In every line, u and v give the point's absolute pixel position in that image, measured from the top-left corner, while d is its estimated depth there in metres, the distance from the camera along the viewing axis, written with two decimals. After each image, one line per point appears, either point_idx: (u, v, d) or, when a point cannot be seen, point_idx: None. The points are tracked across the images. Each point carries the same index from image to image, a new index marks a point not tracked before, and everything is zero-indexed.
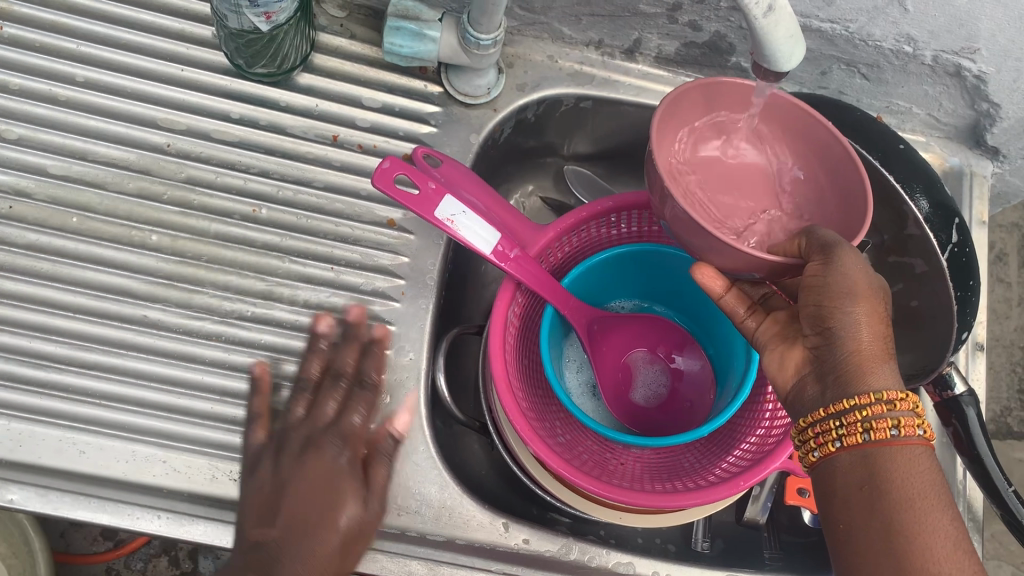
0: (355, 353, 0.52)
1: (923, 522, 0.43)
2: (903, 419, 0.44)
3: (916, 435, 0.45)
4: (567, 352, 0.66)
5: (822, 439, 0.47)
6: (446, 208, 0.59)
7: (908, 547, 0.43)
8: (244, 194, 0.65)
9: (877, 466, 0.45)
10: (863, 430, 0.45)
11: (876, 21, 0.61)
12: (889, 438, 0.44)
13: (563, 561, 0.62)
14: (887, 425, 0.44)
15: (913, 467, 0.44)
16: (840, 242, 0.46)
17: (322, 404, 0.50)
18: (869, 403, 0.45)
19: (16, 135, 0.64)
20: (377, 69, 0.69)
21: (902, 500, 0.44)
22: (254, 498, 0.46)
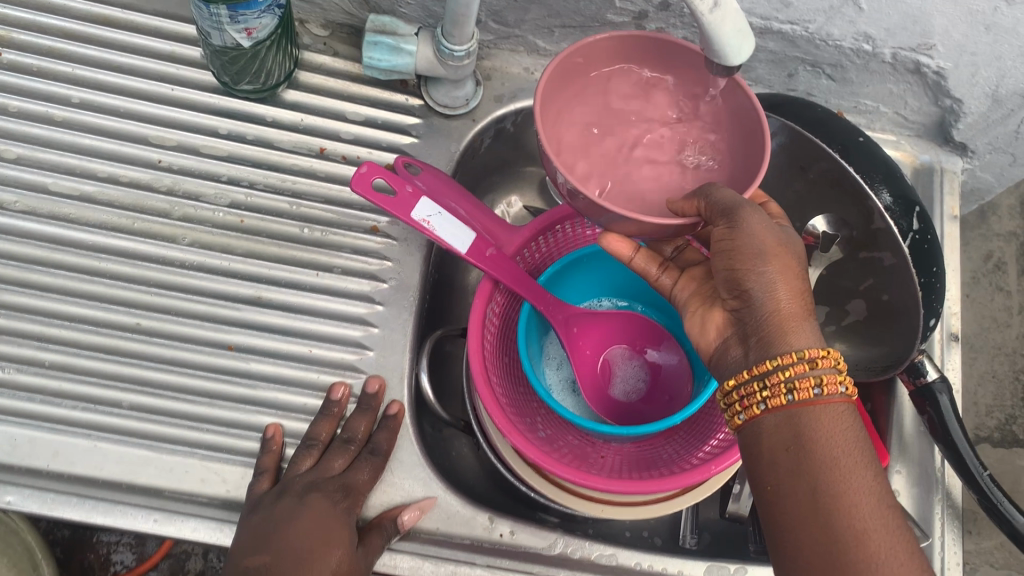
0: (359, 419, 0.63)
1: (847, 477, 0.44)
2: (825, 377, 0.46)
3: (837, 393, 0.46)
4: (547, 350, 0.68)
5: (747, 403, 0.48)
6: (421, 209, 0.62)
7: (835, 505, 0.44)
8: (233, 206, 0.68)
9: (801, 424, 0.46)
10: (788, 391, 0.46)
11: (833, 21, 0.63)
12: (811, 397, 0.46)
13: (546, 554, 0.63)
14: (810, 384, 0.46)
15: (835, 424, 0.46)
16: (741, 205, 0.47)
17: (330, 459, 0.61)
18: (792, 363, 0.46)
19: (14, 154, 0.67)
20: (359, 84, 0.72)
21: (827, 458, 0.45)
22: (253, 534, 0.57)
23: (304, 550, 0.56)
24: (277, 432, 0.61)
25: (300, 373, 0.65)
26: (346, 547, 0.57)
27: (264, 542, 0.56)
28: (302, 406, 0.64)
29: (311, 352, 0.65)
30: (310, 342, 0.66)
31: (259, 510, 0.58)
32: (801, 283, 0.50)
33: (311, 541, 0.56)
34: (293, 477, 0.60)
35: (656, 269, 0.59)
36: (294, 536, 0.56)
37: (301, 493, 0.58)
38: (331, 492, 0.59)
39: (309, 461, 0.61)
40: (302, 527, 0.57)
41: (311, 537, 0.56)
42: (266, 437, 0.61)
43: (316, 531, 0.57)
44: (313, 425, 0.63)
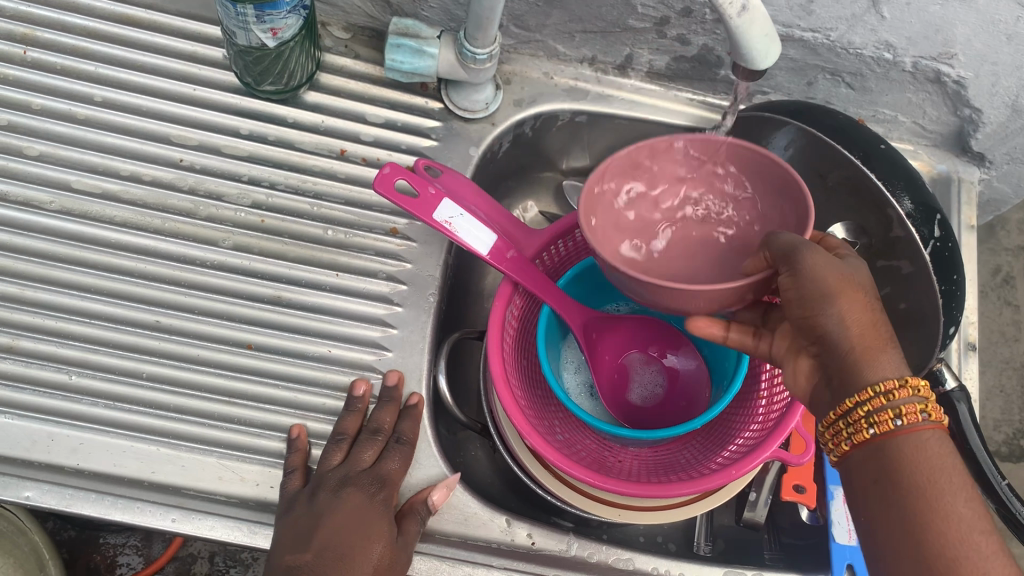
0: (384, 414, 0.62)
1: (942, 496, 0.42)
2: (905, 407, 0.44)
3: (921, 421, 0.44)
4: (566, 353, 0.68)
5: (836, 439, 0.47)
6: (444, 210, 0.61)
7: (922, 525, 0.42)
8: (253, 206, 0.68)
9: (885, 456, 0.45)
10: (867, 425, 0.45)
11: (855, 29, 0.63)
12: (894, 429, 0.44)
13: (563, 557, 0.63)
14: (889, 417, 0.44)
15: (920, 449, 0.44)
16: (799, 250, 0.45)
17: (359, 451, 0.61)
18: (868, 398, 0.44)
19: (36, 151, 0.67)
20: (380, 87, 0.73)
21: (914, 485, 0.43)
22: (291, 531, 0.57)
23: (343, 544, 0.55)
24: (300, 433, 0.61)
25: (319, 374, 0.65)
26: (384, 540, 0.56)
27: (302, 538, 0.56)
28: (320, 406, 0.64)
29: (330, 352, 0.65)
30: (329, 342, 0.66)
31: (293, 509, 0.58)
32: (871, 316, 0.46)
33: (350, 535, 0.56)
34: (322, 473, 0.60)
35: (752, 339, 0.53)
36: (331, 532, 0.56)
37: (334, 487, 0.58)
38: (365, 483, 0.59)
39: (338, 456, 0.61)
40: (340, 520, 0.56)
41: (349, 531, 0.56)
42: (289, 439, 0.61)
43: (355, 525, 0.56)
44: (338, 421, 0.62)
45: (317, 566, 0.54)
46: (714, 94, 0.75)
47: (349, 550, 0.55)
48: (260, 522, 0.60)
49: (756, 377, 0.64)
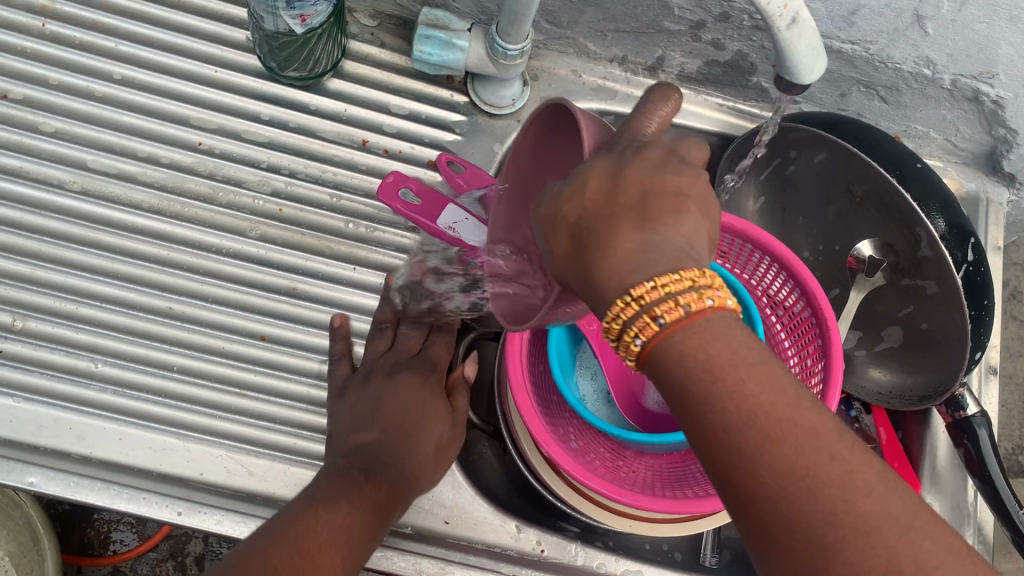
0: (427, 298, 0.66)
1: (763, 460, 0.30)
2: (686, 294, 0.31)
3: (684, 316, 0.31)
4: (581, 360, 0.67)
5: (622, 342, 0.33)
6: (446, 217, 0.60)
7: (762, 486, 0.30)
8: (272, 194, 0.67)
9: (685, 361, 0.31)
10: (631, 334, 0.32)
11: (896, 43, 0.62)
12: (656, 331, 0.31)
13: (571, 566, 0.62)
14: (649, 318, 0.32)
15: (699, 342, 0.31)
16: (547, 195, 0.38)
17: (403, 339, 0.64)
18: (618, 307, 0.32)
19: (52, 128, 0.65)
20: (405, 77, 0.71)
21: (716, 408, 0.31)
22: (355, 408, 0.58)
23: (402, 424, 0.57)
24: (343, 323, 0.63)
25: None
26: (444, 421, 0.59)
27: (366, 423, 0.56)
28: None
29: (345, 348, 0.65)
30: None
31: (347, 393, 0.59)
32: (644, 236, 0.33)
33: (410, 413, 0.58)
34: (374, 359, 0.63)
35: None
36: (398, 425, 0.56)
37: (389, 371, 0.61)
38: (423, 370, 0.62)
39: (384, 344, 0.64)
40: (393, 403, 0.58)
41: (413, 414, 0.58)
42: (333, 330, 0.63)
43: (416, 411, 0.58)
44: (378, 311, 0.65)
45: (384, 445, 0.54)
46: (744, 100, 0.74)
47: (412, 423, 0.57)
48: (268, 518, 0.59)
49: None
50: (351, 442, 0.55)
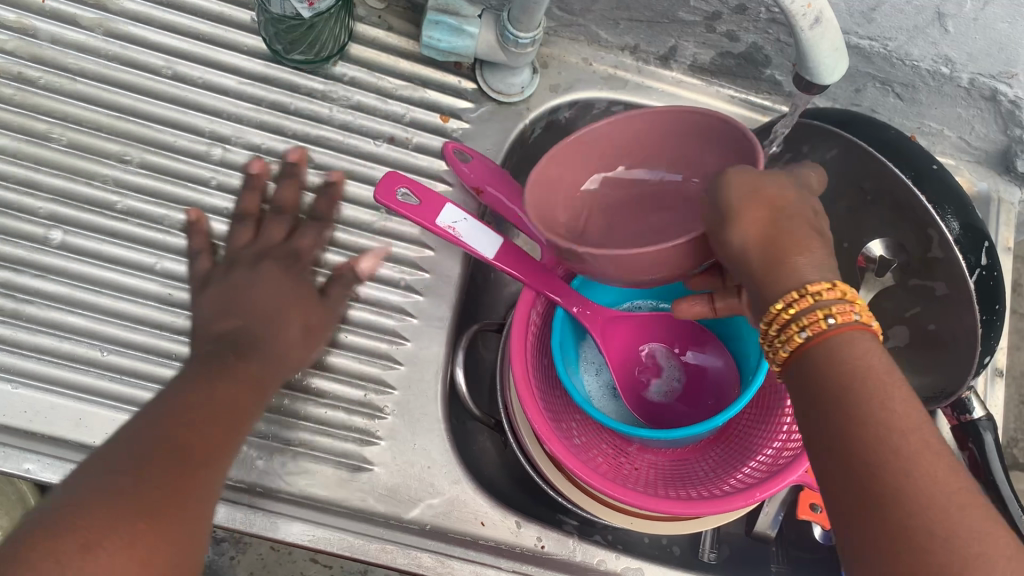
0: (291, 187, 0.61)
1: (879, 447, 0.37)
2: (835, 307, 0.40)
3: (842, 324, 0.40)
4: (585, 354, 0.66)
5: (782, 338, 0.42)
6: (446, 217, 0.60)
7: (875, 471, 0.36)
8: (274, 179, 0.66)
9: (814, 371, 0.40)
10: (801, 329, 0.41)
11: (915, 41, 0.61)
12: (800, 342, 0.41)
13: (570, 562, 0.61)
14: (816, 321, 0.40)
15: (846, 350, 0.40)
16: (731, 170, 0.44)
17: (267, 231, 0.59)
18: (792, 303, 0.41)
19: (53, 110, 0.65)
20: (412, 62, 0.70)
21: (834, 393, 0.39)
22: (217, 299, 0.54)
23: (265, 322, 0.53)
24: (199, 217, 0.59)
25: (335, 360, 0.63)
26: (301, 320, 0.55)
27: (237, 345, 0.50)
28: (334, 394, 0.62)
29: (347, 338, 0.64)
30: (346, 328, 0.64)
31: (209, 283, 0.56)
32: (789, 240, 0.43)
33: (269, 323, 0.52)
34: (242, 244, 0.58)
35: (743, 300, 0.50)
36: (266, 319, 0.53)
37: (255, 261, 0.56)
38: (302, 276, 0.57)
39: (247, 235, 0.59)
40: (264, 303, 0.53)
41: (278, 346, 0.52)
42: (188, 224, 0.59)
43: (280, 309, 0.54)
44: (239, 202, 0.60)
45: (256, 335, 0.51)
46: (757, 93, 0.73)
47: (274, 318, 0.53)
48: (265, 509, 0.59)
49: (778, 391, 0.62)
50: (215, 331, 0.52)
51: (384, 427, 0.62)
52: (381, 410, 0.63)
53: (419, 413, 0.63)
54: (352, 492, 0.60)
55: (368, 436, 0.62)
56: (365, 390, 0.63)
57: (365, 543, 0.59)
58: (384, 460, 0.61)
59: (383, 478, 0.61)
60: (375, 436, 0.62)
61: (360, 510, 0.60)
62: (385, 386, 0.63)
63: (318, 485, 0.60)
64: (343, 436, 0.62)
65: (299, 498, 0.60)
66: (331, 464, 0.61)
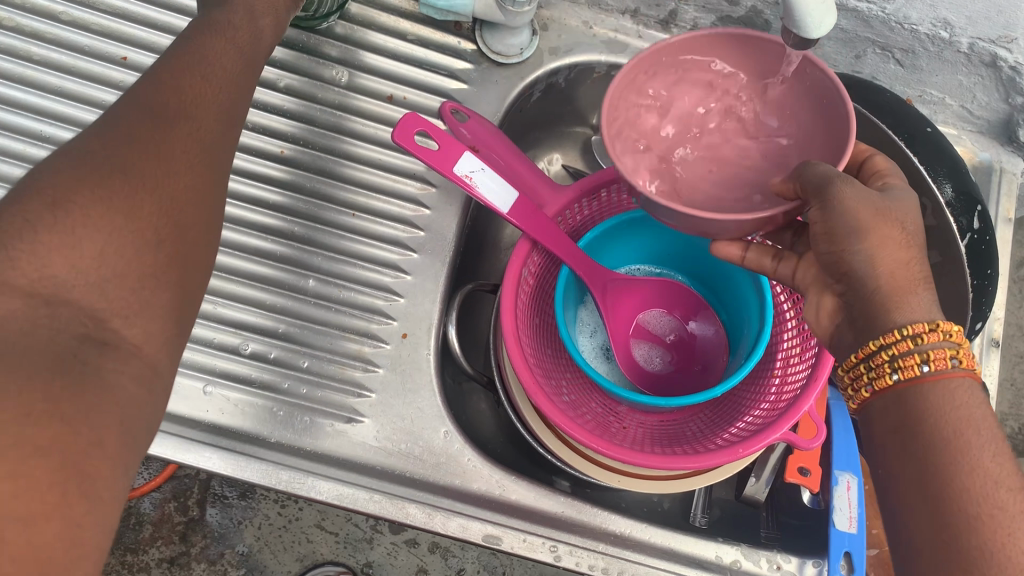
0: None
1: (975, 500, 0.41)
2: (934, 353, 0.43)
3: (951, 367, 0.43)
4: (582, 316, 0.67)
5: (877, 373, 0.45)
6: (464, 165, 0.59)
7: (971, 521, 0.41)
8: (273, 135, 0.67)
9: (910, 405, 0.44)
10: (890, 370, 0.44)
11: (913, 4, 0.60)
12: (919, 375, 0.43)
13: (559, 518, 0.62)
14: (916, 362, 0.43)
15: (951, 395, 0.43)
16: (833, 178, 0.42)
17: None
18: (895, 342, 0.43)
19: (57, 63, 0.68)
20: (411, 22, 0.71)
21: (932, 442, 0.43)
22: None
23: None
24: None
25: (330, 315, 0.64)
26: None
27: None
28: (327, 346, 0.64)
29: (341, 294, 0.65)
30: (341, 283, 0.65)
31: None
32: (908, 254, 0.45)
33: None
34: None
35: (770, 261, 0.53)
36: None
37: None
38: None
39: None
40: None
41: None
42: None
43: None
44: None
45: None
46: None
47: None
48: (255, 457, 0.59)
49: (772, 354, 0.63)
50: None
51: (376, 379, 0.63)
52: (374, 363, 0.64)
53: (411, 369, 0.64)
54: (342, 443, 0.61)
55: (361, 389, 0.63)
56: (358, 343, 0.64)
57: (356, 493, 0.60)
58: (374, 413, 0.62)
59: (372, 430, 0.62)
60: (368, 390, 0.63)
61: (346, 460, 0.61)
62: (379, 340, 0.64)
63: (309, 434, 0.61)
64: (334, 388, 0.63)
65: (288, 446, 0.61)
66: (323, 415, 0.62)
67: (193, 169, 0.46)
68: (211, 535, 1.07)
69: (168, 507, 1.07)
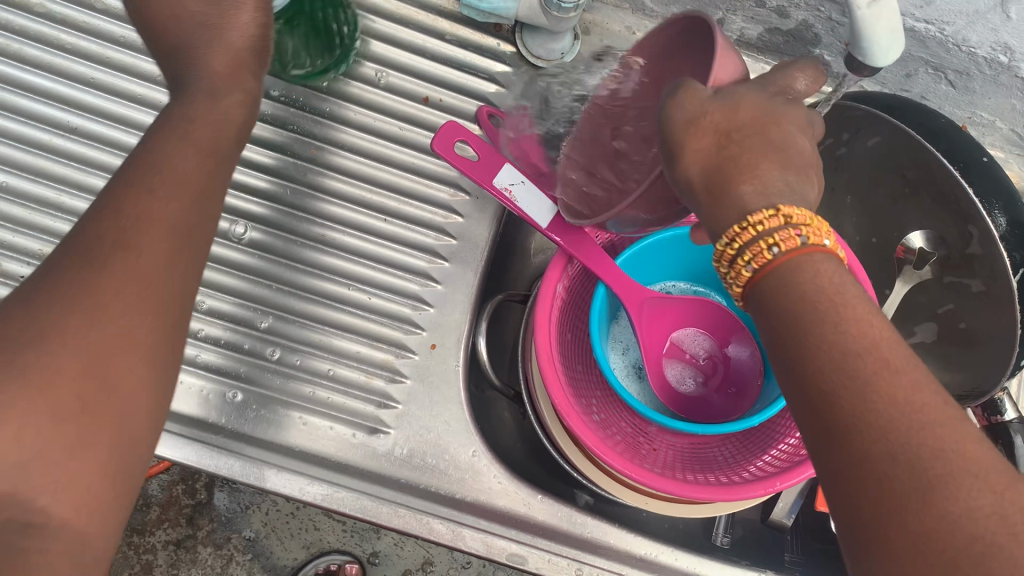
0: None
1: (906, 420, 0.31)
2: (776, 236, 0.37)
3: (801, 247, 0.37)
4: (614, 332, 0.65)
5: (741, 268, 0.39)
6: (504, 177, 0.58)
7: (893, 442, 0.31)
8: (306, 135, 0.66)
9: (777, 299, 0.37)
10: (746, 262, 0.38)
11: (974, 26, 0.58)
12: (771, 260, 0.37)
13: (585, 539, 0.60)
14: (765, 248, 0.37)
15: (809, 276, 0.36)
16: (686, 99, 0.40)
17: None
18: (738, 232, 0.38)
19: (87, 52, 0.68)
20: (450, 22, 0.70)
21: (810, 329, 0.35)
22: None
23: None
24: None
25: (358, 322, 0.63)
26: None
27: None
28: (354, 354, 0.62)
29: (370, 300, 0.64)
30: (369, 290, 0.64)
31: None
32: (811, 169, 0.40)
33: None
34: None
35: None
36: None
37: None
38: None
39: None
40: None
41: None
42: None
43: None
44: None
45: None
46: None
47: None
48: (277, 466, 0.58)
49: None
50: None
51: (402, 390, 0.62)
52: (401, 373, 0.62)
53: (439, 380, 0.62)
54: (366, 455, 0.60)
55: (386, 399, 0.62)
56: (385, 352, 0.63)
57: (383, 507, 0.58)
58: (400, 424, 0.61)
59: (398, 442, 0.61)
60: (394, 401, 0.62)
61: (369, 471, 0.60)
62: (406, 350, 0.63)
63: (331, 445, 0.60)
64: (359, 397, 0.62)
65: (309, 455, 0.60)
66: (348, 425, 0.61)
67: (150, 221, 0.37)
68: (218, 519, 1.05)
69: (176, 489, 1.06)
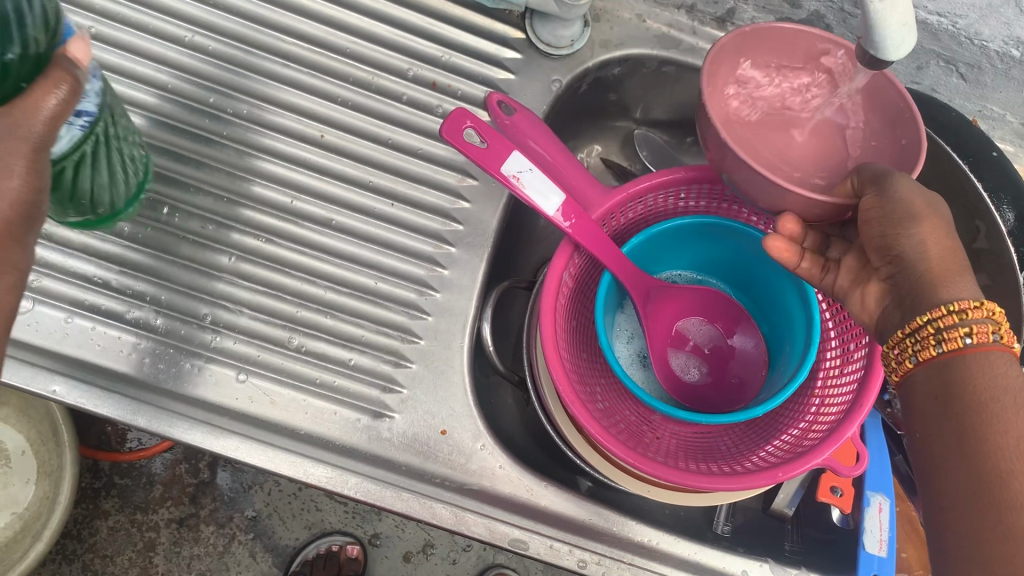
0: None
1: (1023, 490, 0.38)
2: (975, 326, 0.41)
3: (991, 342, 0.41)
4: (618, 321, 0.66)
5: (920, 346, 0.42)
6: (512, 165, 0.57)
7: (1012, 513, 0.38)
8: (312, 118, 0.66)
9: (955, 376, 0.41)
10: (935, 342, 0.42)
11: (986, 20, 0.58)
12: (960, 346, 0.41)
13: (587, 526, 0.60)
14: (959, 334, 0.41)
15: (990, 366, 0.41)
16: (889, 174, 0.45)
17: None
18: (940, 315, 0.41)
19: None
20: (459, 7, 0.69)
21: (970, 404, 0.40)
22: None
23: None
24: None
25: (363, 306, 0.63)
26: None
27: None
28: (359, 338, 0.63)
29: (376, 285, 0.64)
30: (375, 274, 0.64)
31: None
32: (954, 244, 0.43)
33: None
34: None
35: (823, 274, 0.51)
36: None
37: None
38: None
39: None
40: None
41: None
42: None
43: None
44: None
45: None
46: None
47: None
48: (279, 447, 0.58)
49: (812, 374, 0.61)
50: None
51: (406, 375, 0.62)
52: (406, 358, 0.63)
53: (443, 365, 0.63)
54: (370, 440, 0.60)
55: (391, 384, 0.62)
56: (390, 337, 0.63)
57: (382, 490, 0.58)
58: (404, 408, 0.61)
59: (402, 427, 0.61)
60: (398, 385, 0.62)
61: (371, 455, 0.60)
62: (411, 335, 0.63)
63: (336, 427, 0.60)
64: (363, 380, 0.62)
65: (312, 437, 0.60)
66: (353, 408, 0.61)
67: None
68: (221, 498, 1.06)
69: (179, 468, 1.05)
